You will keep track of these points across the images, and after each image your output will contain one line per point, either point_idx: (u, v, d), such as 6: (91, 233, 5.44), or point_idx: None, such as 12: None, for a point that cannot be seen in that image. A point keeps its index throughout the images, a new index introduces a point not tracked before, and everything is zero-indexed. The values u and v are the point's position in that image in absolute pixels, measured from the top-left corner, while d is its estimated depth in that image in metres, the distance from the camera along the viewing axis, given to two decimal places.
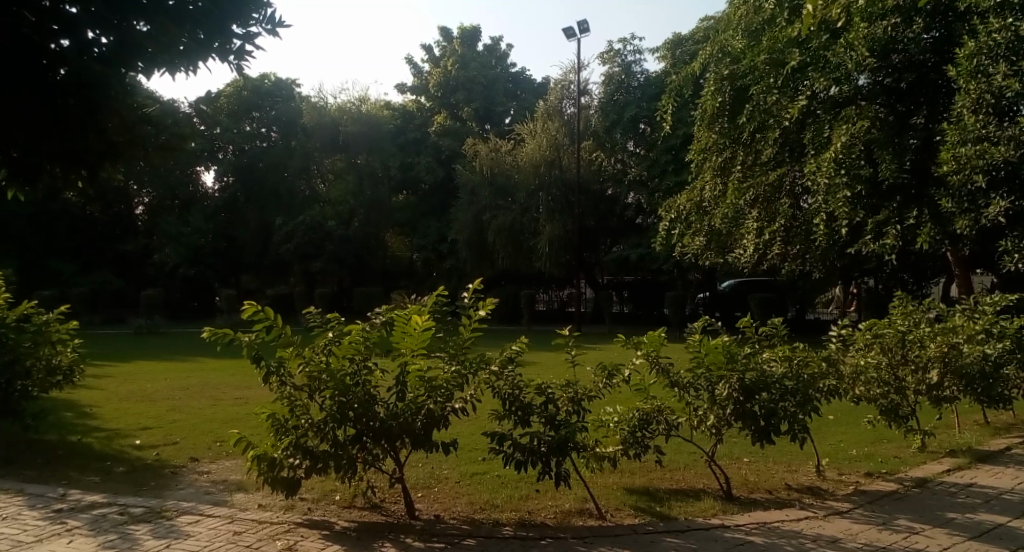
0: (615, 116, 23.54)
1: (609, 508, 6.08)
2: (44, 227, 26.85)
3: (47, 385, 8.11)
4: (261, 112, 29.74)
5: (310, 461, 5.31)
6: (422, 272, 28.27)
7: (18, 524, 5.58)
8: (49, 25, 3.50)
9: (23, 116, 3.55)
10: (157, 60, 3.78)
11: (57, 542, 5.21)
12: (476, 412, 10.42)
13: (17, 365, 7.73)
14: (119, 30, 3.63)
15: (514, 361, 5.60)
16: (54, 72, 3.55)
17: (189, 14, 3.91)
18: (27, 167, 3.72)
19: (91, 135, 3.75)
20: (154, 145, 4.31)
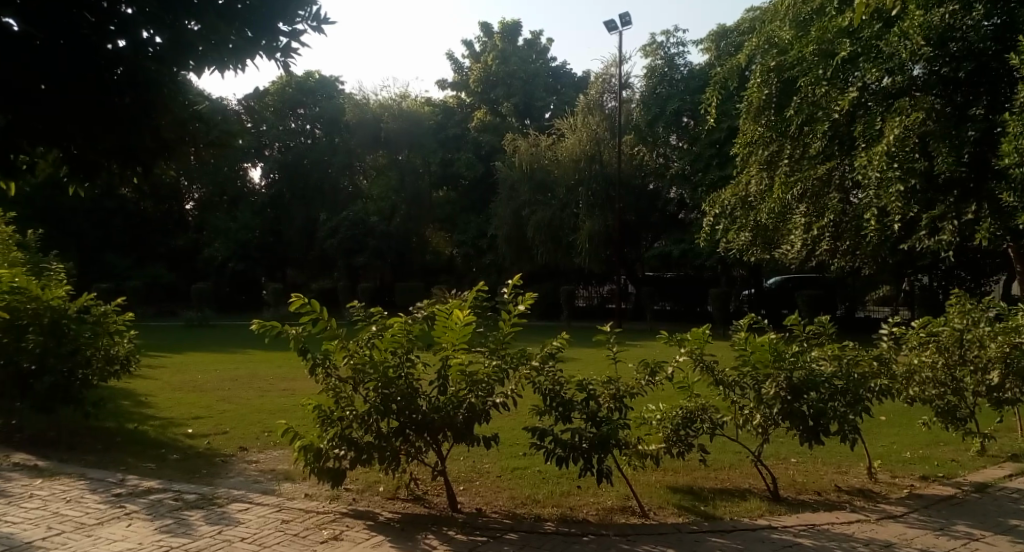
0: (658, 109, 23.28)
1: (652, 506, 6.02)
2: (100, 223, 27.58)
3: (105, 374, 8.20)
4: (305, 108, 30.11)
5: (355, 452, 5.35)
6: (462, 268, 28.32)
7: (80, 507, 5.72)
8: (107, 27, 3.57)
9: (85, 114, 3.57)
10: (209, 58, 3.85)
11: (116, 525, 5.33)
12: (519, 408, 10.38)
13: (79, 354, 7.92)
14: (173, 30, 3.71)
15: (555, 356, 5.55)
16: (112, 72, 3.61)
17: (237, 13, 3.96)
18: (86, 164, 3.76)
19: (147, 133, 3.80)
20: (204, 143, 4.36)
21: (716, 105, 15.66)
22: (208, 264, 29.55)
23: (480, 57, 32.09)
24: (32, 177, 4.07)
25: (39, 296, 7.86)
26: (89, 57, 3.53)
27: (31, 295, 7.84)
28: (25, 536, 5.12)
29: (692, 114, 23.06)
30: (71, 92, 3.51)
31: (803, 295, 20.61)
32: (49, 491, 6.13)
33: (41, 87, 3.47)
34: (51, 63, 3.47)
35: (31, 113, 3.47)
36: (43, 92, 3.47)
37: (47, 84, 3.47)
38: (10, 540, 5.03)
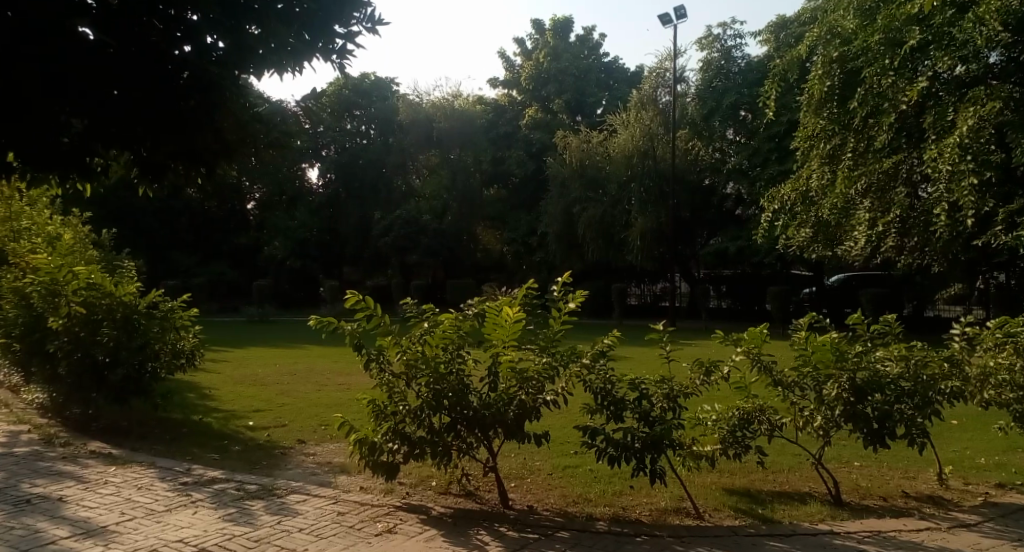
0: (714, 103, 22.91)
1: (707, 507, 5.90)
2: (166, 221, 28.45)
3: (172, 367, 8.40)
4: (361, 110, 30.16)
5: (408, 446, 5.36)
6: (512, 265, 28.33)
7: (150, 494, 5.84)
8: (174, 33, 3.65)
9: (154, 119, 3.65)
10: (267, 62, 3.92)
11: (183, 513, 5.43)
12: (569, 406, 10.31)
13: (149, 348, 8.10)
14: (234, 34, 3.78)
15: (607, 354, 5.45)
16: (178, 76, 3.70)
17: (295, 16, 4.01)
18: (154, 166, 3.87)
19: (209, 135, 3.91)
20: (264, 143, 4.43)
21: (775, 97, 15.18)
22: (267, 262, 30.17)
23: (532, 54, 31.95)
24: (106, 180, 4.28)
25: (112, 292, 8.09)
26: (158, 63, 3.61)
27: (105, 291, 8.06)
28: (97, 520, 5.24)
29: (750, 107, 22.54)
30: (143, 97, 3.59)
31: (867, 293, 20.11)
32: (121, 478, 6.28)
33: (115, 92, 3.51)
34: (123, 69, 3.50)
35: (107, 119, 3.53)
36: (117, 97, 3.52)
37: (120, 89, 3.52)
38: (86, 524, 5.16)
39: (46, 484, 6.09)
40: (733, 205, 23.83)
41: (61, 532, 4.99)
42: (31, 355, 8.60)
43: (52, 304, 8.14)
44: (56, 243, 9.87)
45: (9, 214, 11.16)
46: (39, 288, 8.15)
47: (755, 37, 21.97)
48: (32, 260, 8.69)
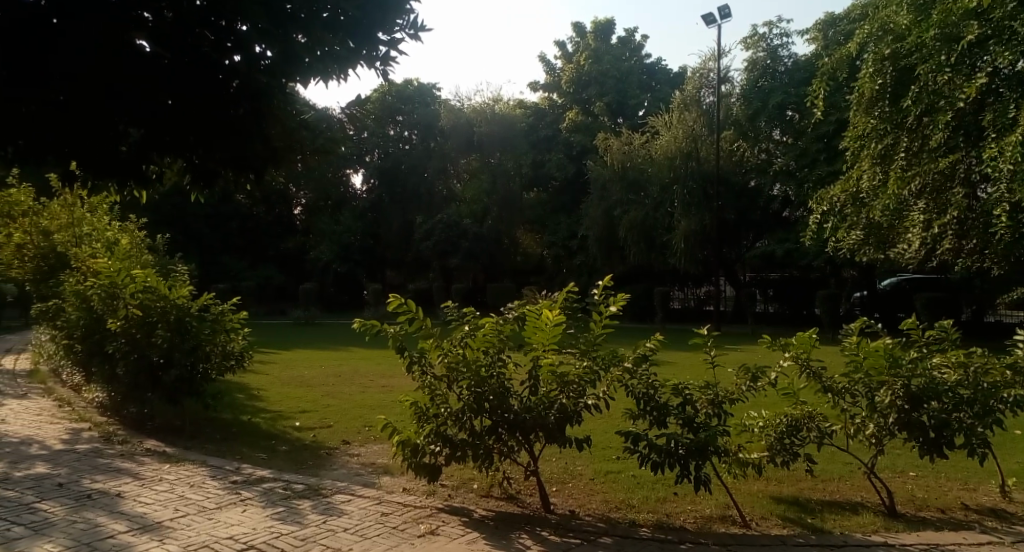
0: (759, 103, 22.59)
1: (754, 516, 5.76)
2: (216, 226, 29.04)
3: (222, 368, 8.44)
4: (404, 116, 30.37)
5: (450, 448, 5.35)
6: (553, 269, 28.26)
7: (202, 492, 5.91)
8: (225, 44, 3.80)
9: (204, 124, 3.83)
10: (314, 69, 4.03)
11: (233, 511, 5.47)
12: (610, 410, 10.23)
13: (200, 350, 8.19)
14: (283, 44, 3.89)
15: (650, 358, 5.35)
16: (228, 84, 3.84)
17: (341, 24, 4.11)
18: (206, 171, 4.06)
19: (258, 142, 4.04)
20: (311, 149, 4.60)
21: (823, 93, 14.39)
22: (313, 265, 30.60)
23: (572, 57, 31.80)
24: (159, 185, 4.49)
25: (166, 295, 8.20)
26: (207, 72, 3.77)
27: (161, 294, 8.19)
28: (152, 516, 5.30)
29: (797, 107, 22.27)
30: (193, 105, 3.77)
31: (922, 297, 19.59)
32: (174, 476, 6.37)
33: (168, 101, 3.69)
34: (174, 79, 3.67)
35: (159, 126, 3.74)
36: (169, 107, 3.70)
37: (173, 98, 3.69)
38: (142, 520, 5.23)
39: (105, 480, 6.21)
40: (780, 207, 23.40)
41: (119, 527, 5.08)
42: (92, 355, 8.86)
43: (112, 306, 8.53)
44: (114, 248, 10.14)
45: (71, 220, 12.23)
46: (100, 291, 8.55)
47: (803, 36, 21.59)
48: (93, 265, 9.00)
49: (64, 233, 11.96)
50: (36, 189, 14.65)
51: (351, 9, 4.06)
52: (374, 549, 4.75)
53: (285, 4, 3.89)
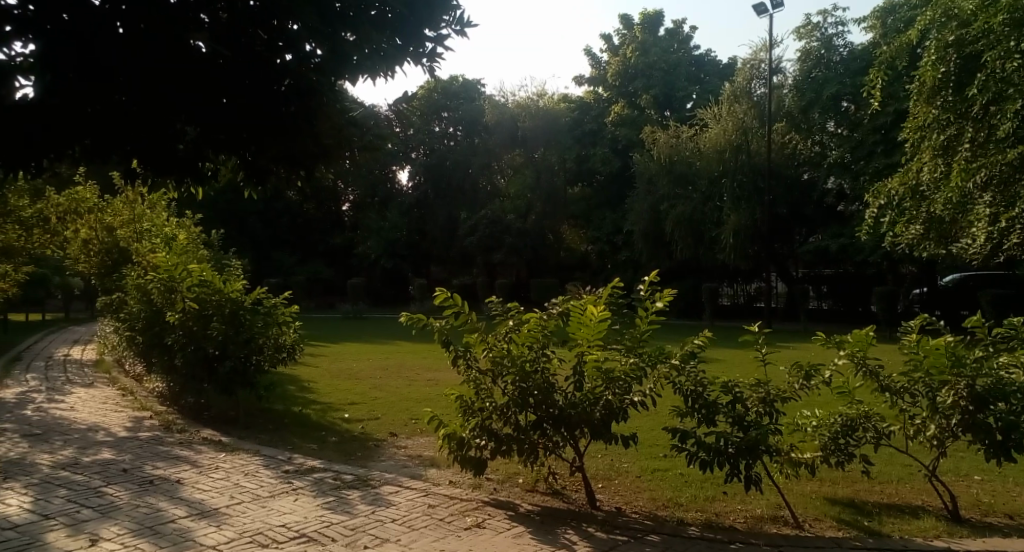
0: (813, 94, 22.09)
1: (807, 517, 5.61)
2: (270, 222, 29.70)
3: (275, 360, 8.49)
4: (450, 112, 30.31)
5: (495, 443, 5.32)
6: (597, 264, 28.15)
7: (255, 480, 5.99)
8: (276, 43, 3.94)
9: (257, 124, 3.93)
10: (363, 67, 4.13)
11: (287, 499, 5.53)
12: (657, 407, 10.16)
13: (254, 343, 8.22)
14: (333, 40, 4.02)
15: (698, 355, 5.23)
16: (279, 84, 3.94)
17: (388, 22, 4.25)
18: (259, 170, 4.18)
19: (308, 139, 4.10)
20: (357, 147, 4.54)
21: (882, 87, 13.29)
22: (360, 260, 30.97)
23: (618, 50, 31.48)
24: (215, 183, 4.57)
25: (221, 289, 8.35)
26: (260, 72, 3.89)
27: (216, 288, 8.34)
28: (210, 502, 5.39)
29: (852, 98, 21.64)
30: (248, 104, 3.89)
31: (986, 294, 18.96)
32: (230, 464, 6.47)
33: (223, 101, 3.83)
34: (230, 79, 3.81)
35: (216, 125, 3.87)
36: (225, 105, 3.84)
37: (229, 98, 3.84)
38: (201, 506, 5.32)
39: (166, 467, 6.34)
40: (835, 201, 22.82)
41: (179, 512, 5.17)
42: (152, 347, 9.08)
43: (171, 300, 8.69)
44: (172, 243, 10.37)
45: (133, 217, 12.56)
46: (158, 284, 8.72)
47: (859, 24, 21.04)
48: (153, 260, 9.21)
49: (126, 230, 12.35)
50: (100, 186, 15.12)
51: (398, 6, 4.20)
52: (422, 541, 4.74)
53: (335, 3, 4.04)
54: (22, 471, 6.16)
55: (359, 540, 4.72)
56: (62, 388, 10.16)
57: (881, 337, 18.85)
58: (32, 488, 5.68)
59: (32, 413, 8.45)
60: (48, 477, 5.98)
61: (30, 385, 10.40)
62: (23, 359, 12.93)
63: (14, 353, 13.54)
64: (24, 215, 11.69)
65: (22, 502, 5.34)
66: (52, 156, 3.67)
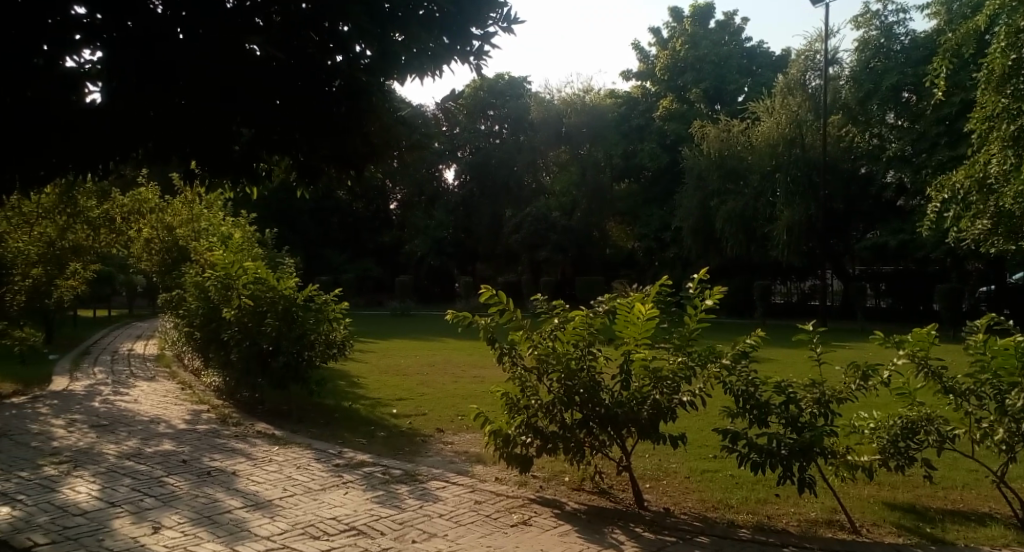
0: (872, 85, 21.46)
1: (864, 522, 5.43)
2: (322, 221, 30.18)
3: (326, 356, 8.55)
4: (496, 110, 30.07)
5: (541, 440, 5.26)
6: (645, 262, 27.88)
7: (307, 473, 6.02)
8: (327, 45, 3.89)
9: (308, 124, 3.94)
10: (411, 66, 4.06)
11: (337, 492, 5.54)
12: (707, 406, 9.99)
13: (306, 338, 8.35)
14: (381, 40, 3.94)
15: (749, 355, 5.08)
16: (330, 85, 3.94)
17: (435, 21, 4.12)
18: (309, 169, 4.17)
19: (357, 138, 4.11)
20: (405, 147, 4.41)
21: (946, 76, 11.50)
22: (408, 258, 31.23)
23: (668, 44, 31.06)
24: (268, 182, 4.60)
25: (275, 286, 8.46)
26: (312, 73, 3.90)
27: (270, 285, 8.46)
28: (265, 494, 5.43)
29: (914, 88, 21.00)
30: (300, 105, 3.90)
31: None
32: (283, 457, 6.53)
33: (277, 102, 3.87)
34: (282, 81, 3.83)
35: (269, 127, 3.92)
36: (278, 107, 3.88)
37: (282, 99, 3.87)
38: (255, 497, 5.36)
39: (222, 459, 6.42)
40: (894, 195, 22.20)
41: (235, 503, 5.22)
42: (209, 342, 9.25)
43: (228, 296, 8.88)
44: (228, 241, 10.55)
45: (191, 216, 13.01)
46: (217, 281, 8.93)
47: (922, 10, 20.36)
48: (211, 257, 9.42)
49: (185, 229, 12.84)
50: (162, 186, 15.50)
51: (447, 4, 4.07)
52: (469, 536, 4.70)
53: (384, 3, 3.91)
54: (90, 459, 6.32)
55: (407, 534, 4.71)
56: (126, 381, 10.41)
57: (943, 337, 18.23)
58: (98, 477, 5.80)
59: (97, 405, 8.66)
60: (113, 466, 6.10)
61: (95, 378, 10.68)
62: (90, 353, 13.32)
63: (82, 348, 13.90)
64: (93, 215, 10.43)
65: (88, 490, 5.45)
66: (118, 159, 3.90)
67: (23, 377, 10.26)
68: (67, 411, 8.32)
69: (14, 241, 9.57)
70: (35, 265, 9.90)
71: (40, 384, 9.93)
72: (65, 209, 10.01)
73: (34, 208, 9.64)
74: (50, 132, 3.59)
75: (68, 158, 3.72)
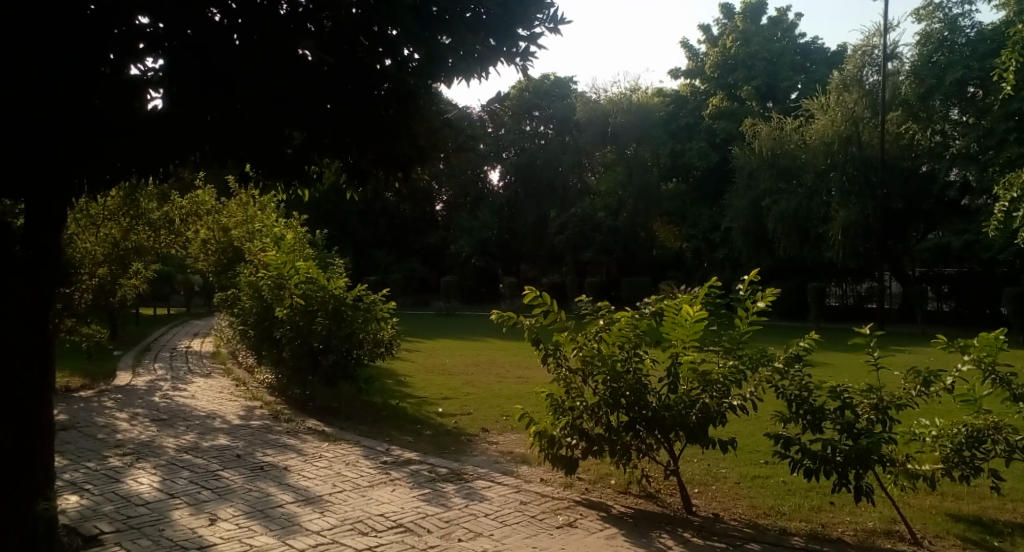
0: (934, 80, 20.79)
1: (926, 534, 5.21)
2: (370, 222, 30.52)
3: (374, 354, 8.59)
4: (541, 111, 30.28)
5: (587, 442, 5.16)
6: (693, 263, 27.51)
7: (355, 470, 6.02)
8: (377, 48, 3.87)
9: (358, 128, 4.00)
10: (458, 69, 3.99)
11: (385, 490, 5.53)
12: (759, 411, 9.73)
13: (355, 337, 8.43)
14: (428, 45, 3.87)
15: (803, 358, 4.90)
16: (380, 88, 3.96)
17: (481, 23, 4.11)
18: (359, 171, 4.23)
19: (405, 142, 4.12)
20: (451, 149, 4.36)
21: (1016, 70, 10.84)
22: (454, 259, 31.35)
23: (718, 41, 30.55)
24: (319, 184, 4.62)
25: (326, 286, 8.52)
26: (363, 77, 3.92)
27: (320, 284, 8.53)
28: (315, 490, 5.43)
29: (980, 82, 20.27)
30: (350, 110, 3.93)
31: None
32: (333, 453, 6.55)
33: (328, 106, 3.89)
34: (334, 85, 3.86)
35: (320, 131, 3.98)
36: (329, 111, 3.90)
37: (332, 103, 3.89)
38: (306, 492, 5.37)
39: (274, 454, 6.47)
40: (958, 194, 21.45)
41: (286, 497, 5.23)
42: (262, 340, 9.35)
43: (279, 296, 8.96)
44: (280, 242, 10.68)
45: (246, 218, 13.24)
46: (269, 280, 9.03)
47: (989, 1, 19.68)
48: (264, 256, 9.52)
49: (240, 230, 13.04)
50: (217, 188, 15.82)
51: (492, 6, 4.06)
52: (515, 537, 4.63)
53: (432, 7, 3.91)
54: (150, 452, 6.43)
55: (454, 533, 4.66)
56: (184, 377, 10.60)
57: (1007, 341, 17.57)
58: (159, 468, 5.90)
59: (157, 399, 8.84)
60: (173, 459, 6.20)
61: (156, 373, 10.90)
62: (150, 349, 13.65)
63: (143, 344, 14.25)
64: (155, 217, 10.49)
65: (150, 481, 5.54)
66: (177, 162, 4.02)
67: (89, 372, 10.52)
68: (131, 404, 8.50)
69: (84, 242, 9.67)
70: (102, 265, 10.05)
71: (105, 378, 10.18)
72: (129, 212, 10.17)
73: (100, 209, 9.85)
74: (113, 140, 3.71)
75: (130, 162, 3.90)
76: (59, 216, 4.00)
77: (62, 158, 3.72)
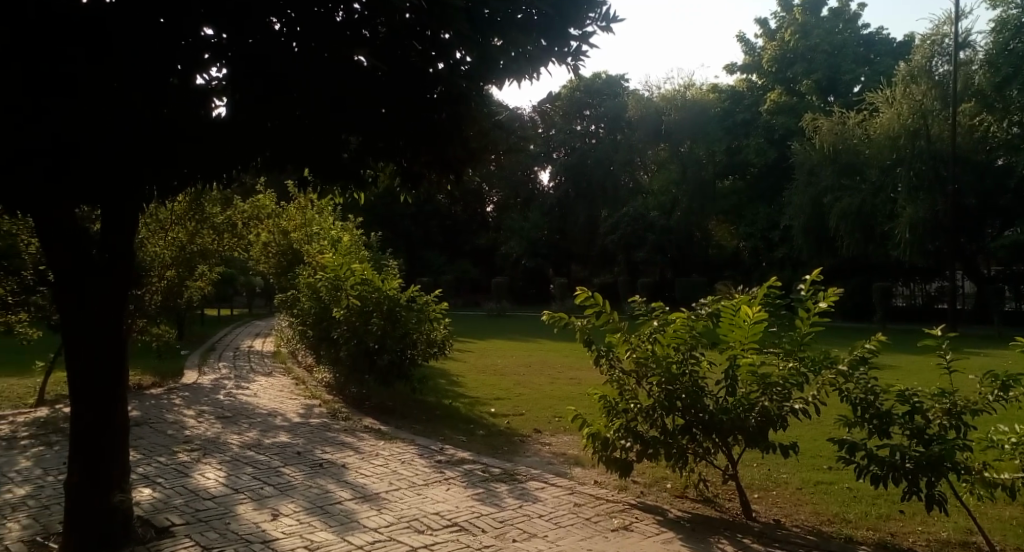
0: (1011, 69, 19.94)
1: (1004, 546, 4.92)
2: (423, 224, 30.71)
3: (428, 354, 8.56)
4: (592, 109, 29.99)
5: (641, 445, 4.99)
6: (749, 263, 26.95)
7: (410, 469, 5.98)
8: (429, 52, 3.86)
9: (411, 132, 4.07)
10: (509, 71, 3.94)
11: (439, 488, 5.47)
12: (822, 416, 9.39)
13: (409, 337, 8.40)
14: (481, 48, 3.84)
15: (870, 361, 4.63)
16: (432, 93, 3.98)
17: (533, 23, 3.98)
18: (412, 174, 4.29)
19: (456, 144, 4.16)
20: (502, 151, 4.35)
21: None
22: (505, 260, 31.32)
23: (776, 35, 29.82)
24: (374, 188, 4.60)
25: (380, 287, 8.60)
26: (416, 81, 3.93)
27: (376, 286, 8.61)
28: (372, 487, 5.40)
29: None
30: (404, 112, 3.99)
31: None
32: (388, 452, 6.52)
33: (382, 110, 3.95)
34: (389, 90, 3.90)
35: (376, 134, 4.04)
36: (384, 114, 3.96)
37: (387, 108, 3.95)
38: (364, 490, 5.34)
39: (332, 451, 6.47)
40: None
41: (345, 494, 5.21)
42: (319, 340, 9.41)
43: (336, 297, 9.03)
44: (337, 245, 10.77)
45: (305, 221, 13.41)
46: (326, 282, 9.12)
47: None
48: (322, 258, 9.58)
49: (299, 233, 13.20)
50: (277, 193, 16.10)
51: (545, 5, 3.91)
52: (571, 539, 4.52)
53: (484, 9, 3.84)
54: (215, 448, 6.50)
55: (509, 534, 4.57)
56: (246, 376, 10.77)
57: None
58: (224, 464, 5.94)
59: (222, 397, 8.98)
60: (236, 455, 6.25)
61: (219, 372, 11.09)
62: (214, 349, 13.94)
63: (207, 344, 14.55)
64: (219, 221, 10.62)
65: (216, 476, 5.58)
66: (240, 168, 4.12)
67: (159, 371, 10.75)
68: (197, 402, 8.64)
69: (155, 246, 9.86)
70: (169, 267, 10.12)
71: (172, 376, 10.38)
72: (195, 215, 10.28)
73: (167, 214, 10.00)
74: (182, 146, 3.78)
75: (197, 168, 3.94)
76: (135, 219, 4.01)
77: (138, 165, 3.77)
